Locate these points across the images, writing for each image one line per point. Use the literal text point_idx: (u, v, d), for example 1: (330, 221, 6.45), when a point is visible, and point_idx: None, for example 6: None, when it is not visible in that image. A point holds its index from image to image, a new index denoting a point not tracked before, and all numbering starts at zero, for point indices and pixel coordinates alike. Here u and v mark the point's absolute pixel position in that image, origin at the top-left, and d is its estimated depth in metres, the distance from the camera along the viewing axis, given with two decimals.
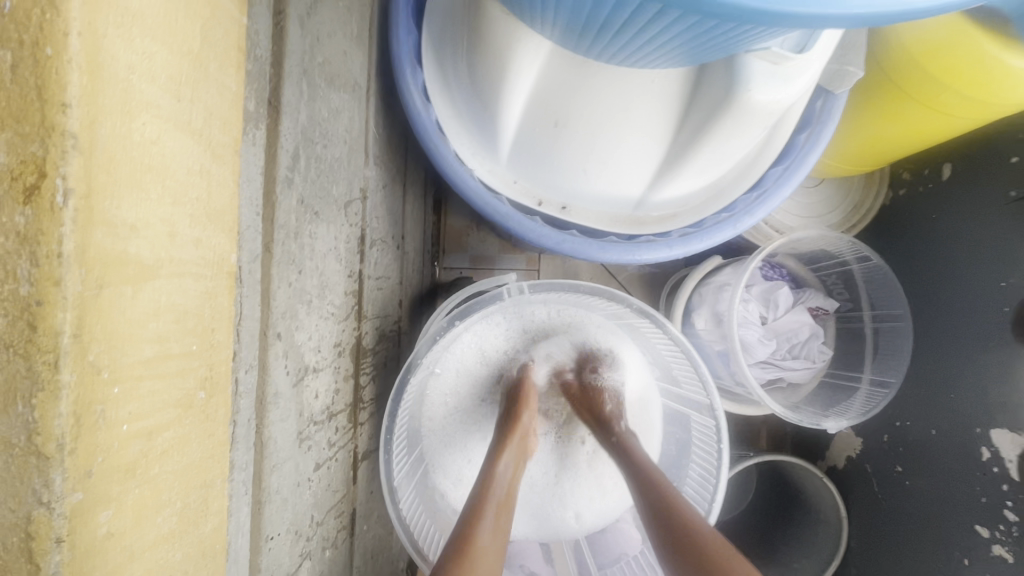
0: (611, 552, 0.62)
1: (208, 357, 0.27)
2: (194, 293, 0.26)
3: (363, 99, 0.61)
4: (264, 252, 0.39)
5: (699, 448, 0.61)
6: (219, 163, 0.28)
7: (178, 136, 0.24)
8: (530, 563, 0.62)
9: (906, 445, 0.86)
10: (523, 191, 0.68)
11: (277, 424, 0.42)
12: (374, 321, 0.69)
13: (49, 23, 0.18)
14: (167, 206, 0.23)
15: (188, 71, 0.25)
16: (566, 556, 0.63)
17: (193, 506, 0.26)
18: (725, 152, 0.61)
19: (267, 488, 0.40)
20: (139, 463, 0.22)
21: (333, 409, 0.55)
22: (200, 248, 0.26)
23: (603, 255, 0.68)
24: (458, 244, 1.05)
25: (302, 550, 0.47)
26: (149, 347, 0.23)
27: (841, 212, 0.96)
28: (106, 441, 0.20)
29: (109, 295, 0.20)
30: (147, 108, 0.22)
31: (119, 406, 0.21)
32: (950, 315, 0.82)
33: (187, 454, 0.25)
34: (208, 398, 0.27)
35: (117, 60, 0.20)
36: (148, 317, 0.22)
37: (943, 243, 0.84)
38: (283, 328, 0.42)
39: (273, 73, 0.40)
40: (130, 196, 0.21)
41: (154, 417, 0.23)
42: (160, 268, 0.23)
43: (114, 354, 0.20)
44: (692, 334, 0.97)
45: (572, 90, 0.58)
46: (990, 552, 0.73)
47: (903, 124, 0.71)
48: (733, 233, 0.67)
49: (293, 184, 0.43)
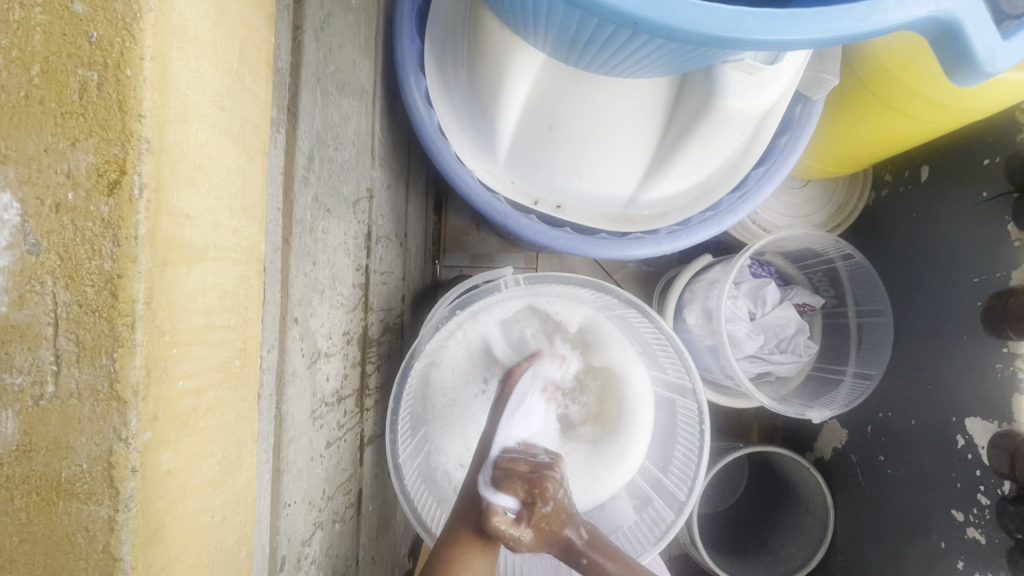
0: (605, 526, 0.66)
1: (243, 331, 0.31)
2: (232, 274, 0.30)
3: (370, 104, 0.66)
4: (283, 244, 0.43)
5: (683, 431, 0.66)
6: (252, 163, 0.32)
7: (221, 139, 0.28)
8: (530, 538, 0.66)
9: (888, 434, 0.90)
10: (519, 191, 0.72)
11: (294, 401, 0.46)
12: (379, 314, 0.73)
13: (128, 49, 0.22)
14: (212, 199, 0.27)
15: (230, 85, 0.29)
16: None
17: (230, 460, 0.30)
18: (709, 154, 0.66)
19: (285, 459, 0.44)
20: (190, 415, 0.26)
21: (342, 392, 0.59)
22: (236, 236, 0.30)
23: (595, 252, 0.72)
24: (458, 243, 1.10)
25: (315, 520, 0.51)
26: (199, 318, 0.27)
27: (826, 212, 1.00)
28: (168, 393, 0.24)
29: (171, 272, 0.24)
30: (198, 116, 0.26)
31: (177, 364, 0.25)
32: (928, 310, 0.86)
33: (225, 413, 0.29)
34: (242, 366, 0.31)
35: (177, 77, 0.24)
36: (198, 292, 0.26)
37: (923, 241, 0.88)
38: (299, 313, 0.46)
39: (292, 82, 0.44)
40: (186, 190, 0.25)
41: (202, 377, 0.27)
42: (207, 252, 0.27)
43: (174, 321, 0.24)
44: (682, 328, 1.02)
45: (564, 96, 0.63)
46: (965, 534, 0.77)
47: (879, 128, 0.75)
48: (717, 231, 0.72)
49: (309, 183, 0.47)
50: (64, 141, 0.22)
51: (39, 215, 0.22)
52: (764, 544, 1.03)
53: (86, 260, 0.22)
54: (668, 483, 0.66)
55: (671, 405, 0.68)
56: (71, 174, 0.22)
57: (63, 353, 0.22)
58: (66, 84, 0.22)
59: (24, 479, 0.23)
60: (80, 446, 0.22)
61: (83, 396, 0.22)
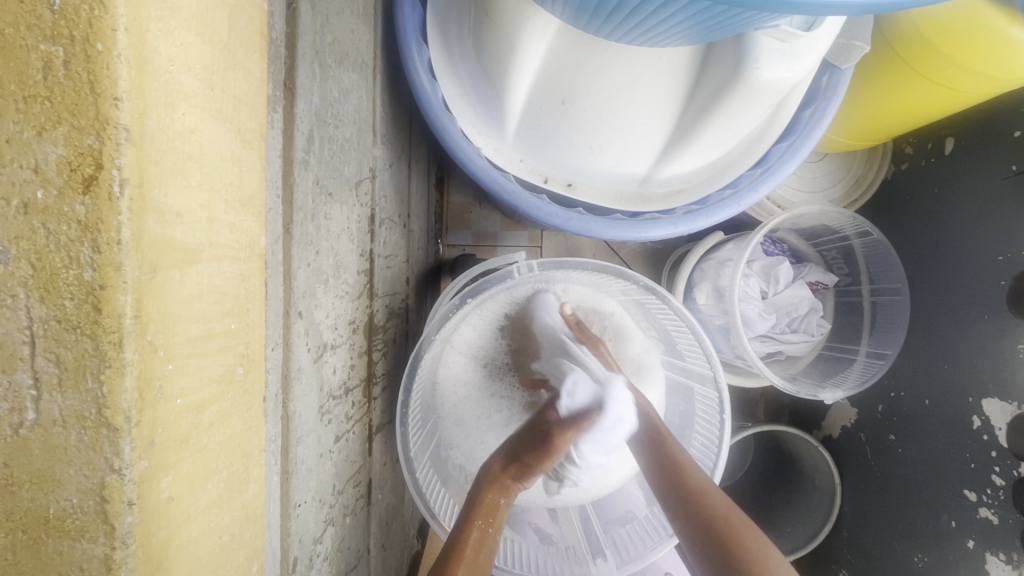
0: (616, 510, 0.66)
1: (245, 336, 0.29)
2: (230, 274, 0.27)
3: (371, 78, 0.61)
4: (284, 233, 0.40)
5: (702, 421, 0.63)
6: (248, 149, 0.29)
7: (212, 124, 0.25)
8: (539, 522, 0.65)
9: (899, 415, 0.89)
10: (528, 169, 0.68)
11: (301, 399, 0.43)
12: (384, 299, 0.70)
13: (98, 19, 0.19)
14: (205, 192, 0.25)
15: (219, 60, 0.25)
16: (574, 523, 0.66)
17: (236, 474, 0.28)
18: (731, 129, 0.62)
19: (294, 459, 0.43)
20: (191, 434, 0.24)
21: (349, 384, 0.56)
22: (235, 232, 0.27)
23: (610, 233, 0.68)
24: (461, 221, 1.06)
25: (326, 517, 0.50)
26: (196, 327, 0.24)
27: (842, 187, 0.97)
28: (165, 414, 0.22)
29: (162, 278, 0.21)
30: (185, 97, 0.23)
31: (173, 381, 0.22)
32: (948, 288, 0.83)
33: (230, 426, 0.27)
34: (245, 373, 0.29)
35: (158, 54, 0.21)
36: (193, 298, 0.24)
37: (941, 216, 0.85)
38: (304, 306, 0.43)
39: (287, 54, 0.40)
40: (174, 184, 0.22)
41: (202, 392, 0.25)
42: (202, 253, 0.24)
43: (166, 332, 0.22)
44: (693, 308, 0.99)
45: (579, 68, 0.59)
46: (976, 514, 0.76)
47: (905, 99, 0.72)
48: (736, 210, 0.68)
49: (309, 166, 0.44)
50: (28, 130, 0.19)
51: (6, 218, 0.19)
52: (774, 524, 1.02)
53: (63, 269, 0.19)
54: None
55: (688, 392, 0.65)
56: (40, 169, 0.19)
57: (42, 375, 0.20)
58: (27, 62, 0.19)
59: (10, 515, 0.21)
60: (69, 479, 0.20)
61: (69, 424, 0.20)
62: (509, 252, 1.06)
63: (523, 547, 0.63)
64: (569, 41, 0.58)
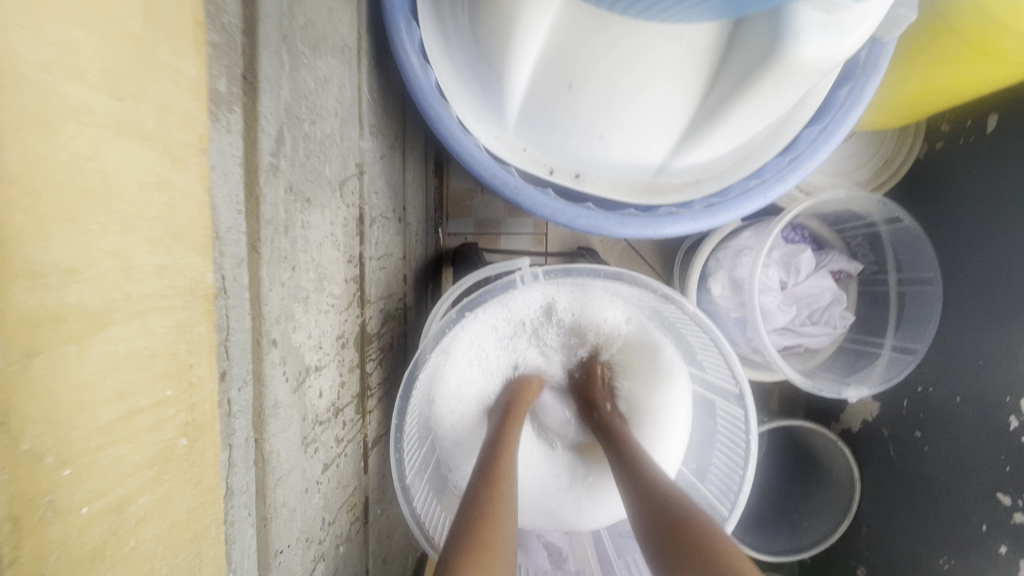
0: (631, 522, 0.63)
1: (189, 399, 0.25)
2: (161, 331, 0.23)
3: (354, 63, 0.55)
4: (250, 253, 0.35)
5: (725, 434, 0.58)
6: (181, 170, 0.24)
7: (123, 143, 0.20)
8: (554, 541, 0.62)
9: (926, 411, 0.83)
10: (531, 159, 0.62)
11: (279, 436, 0.39)
12: (378, 304, 0.65)
13: None
14: (116, 233, 0.20)
15: (127, 60, 0.20)
16: (586, 544, 0.63)
17: (183, 564, 0.25)
18: (758, 116, 0.55)
19: (272, 503, 0.38)
20: (107, 545, 0.21)
21: (339, 404, 0.52)
22: (166, 276, 0.23)
23: (620, 231, 0.61)
24: (462, 209, 1.00)
25: (315, 555, 0.46)
26: (110, 410, 0.21)
27: (869, 169, 0.90)
28: (61, 534, 0.19)
29: (43, 362, 0.18)
30: (72, 114, 0.18)
31: (75, 487, 0.19)
32: (982, 274, 0.76)
33: (171, 512, 0.24)
34: (191, 445, 0.25)
35: (21, 59, 0.17)
36: (102, 375, 0.20)
37: (975, 199, 0.78)
38: (278, 333, 0.38)
39: (246, 42, 0.34)
40: (60, 233, 0.18)
41: (124, 486, 0.21)
42: (114, 314, 0.20)
43: (57, 433, 0.18)
44: (708, 301, 0.93)
45: (588, 48, 0.52)
46: (1011, 520, 0.69)
47: (955, 72, 0.64)
48: (763, 203, 0.61)
49: (280, 171, 0.38)
50: None
51: None
52: (786, 517, 0.99)
53: None
54: (703, 491, 0.59)
55: (710, 405, 0.61)
56: None
57: None
58: None
59: None
60: None
61: None
62: (513, 241, 1.01)
63: (533, 568, 0.59)
64: (575, 17, 0.51)
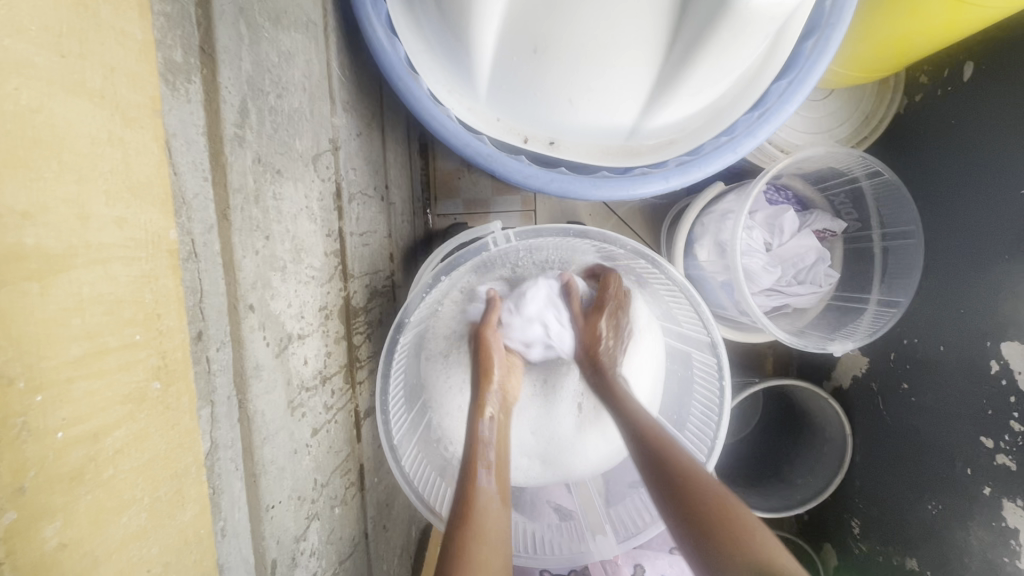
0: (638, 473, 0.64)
1: (159, 347, 0.29)
2: (124, 280, 0.26)
3: (321, 38, 0.56)
4: (220, 220, 0.36)
5: (702, 384, 0.62)
6: (134, 129, 0.27)
7: (67, 99, 0.23)
8: (556, 498, 0.65)
9: (914, 361, 0.82)
10: (506, 128, 0.63)
11: (262, 398, 0.41)
12: (362, 279, 0.66)
13: None
14: (70, 184, 0.24)
15: (68, 24, 0.23)
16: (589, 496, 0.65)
17: (164, 500, 0.29)
18: (715, 70, 0.56)
19: (259, 461, 0.40)
20: (87, 469, 0.25)
21: (326, 372, 0.53)
22: (126, 229, 0.26)
23: (595, 193, 0.62)
24: (449, 189, 1.01)
25: (309, 513, 0.48)
26: (78, 347, 0.24)
27: (850, 125, 0.90)
28: (38, 453, 0.23)
29: (10, 296, 0.21)
30: (16, 68, 0.21)
31: (47, 413, 0.23)
32: (962, 218, 0.76)
33: (148, 448, 0.28)
34: (164, 388, 0.29)
35: None
36: (69, 314, 0.24)
37: (952, 147, 0.78)
38: (256, 299, 0.40)
39: (200, 13, 0.35)
40: (16, 180, 0.21)
41: (99, 418, 0.25)
42: (76, 257, 0.24)
43: (28, 359, 0.22)
44: (695, 265, 0.94)
45: (546, 9, 0.53)
46: (992, 461, 0.69)
47: (924, 18, 0.64)
48: (734, 158, 0.62)
49: (246, 142, 0.39)
50: None
51: None
52: (780, 475, 0.99)
53: None
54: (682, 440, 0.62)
55: (687, 357, 0.64)
56: None
57: None
58: None
59: None
60: None
61: None
62: (501, 218, 1.01)
63: (542, 529, 0.63)
64: None
